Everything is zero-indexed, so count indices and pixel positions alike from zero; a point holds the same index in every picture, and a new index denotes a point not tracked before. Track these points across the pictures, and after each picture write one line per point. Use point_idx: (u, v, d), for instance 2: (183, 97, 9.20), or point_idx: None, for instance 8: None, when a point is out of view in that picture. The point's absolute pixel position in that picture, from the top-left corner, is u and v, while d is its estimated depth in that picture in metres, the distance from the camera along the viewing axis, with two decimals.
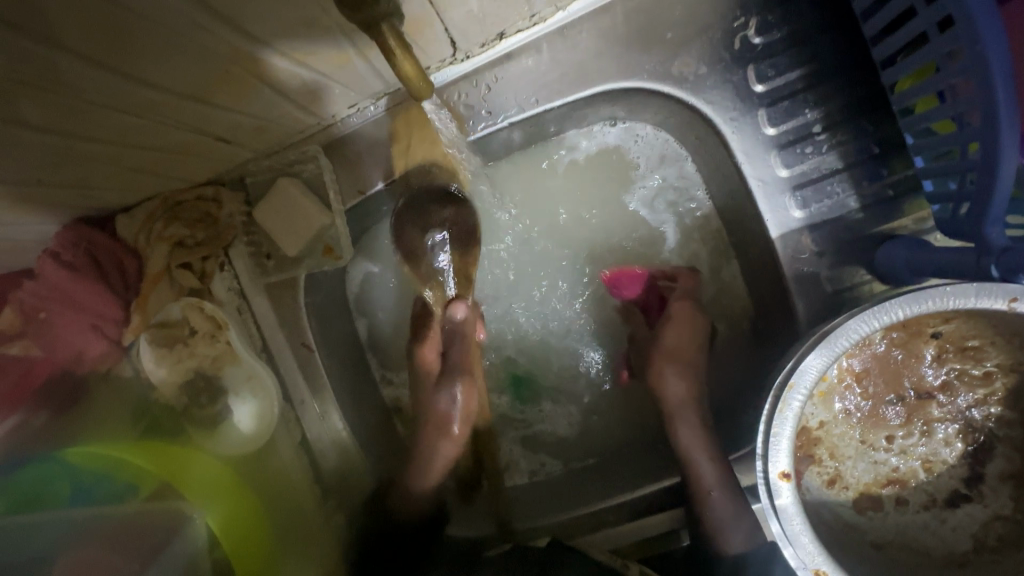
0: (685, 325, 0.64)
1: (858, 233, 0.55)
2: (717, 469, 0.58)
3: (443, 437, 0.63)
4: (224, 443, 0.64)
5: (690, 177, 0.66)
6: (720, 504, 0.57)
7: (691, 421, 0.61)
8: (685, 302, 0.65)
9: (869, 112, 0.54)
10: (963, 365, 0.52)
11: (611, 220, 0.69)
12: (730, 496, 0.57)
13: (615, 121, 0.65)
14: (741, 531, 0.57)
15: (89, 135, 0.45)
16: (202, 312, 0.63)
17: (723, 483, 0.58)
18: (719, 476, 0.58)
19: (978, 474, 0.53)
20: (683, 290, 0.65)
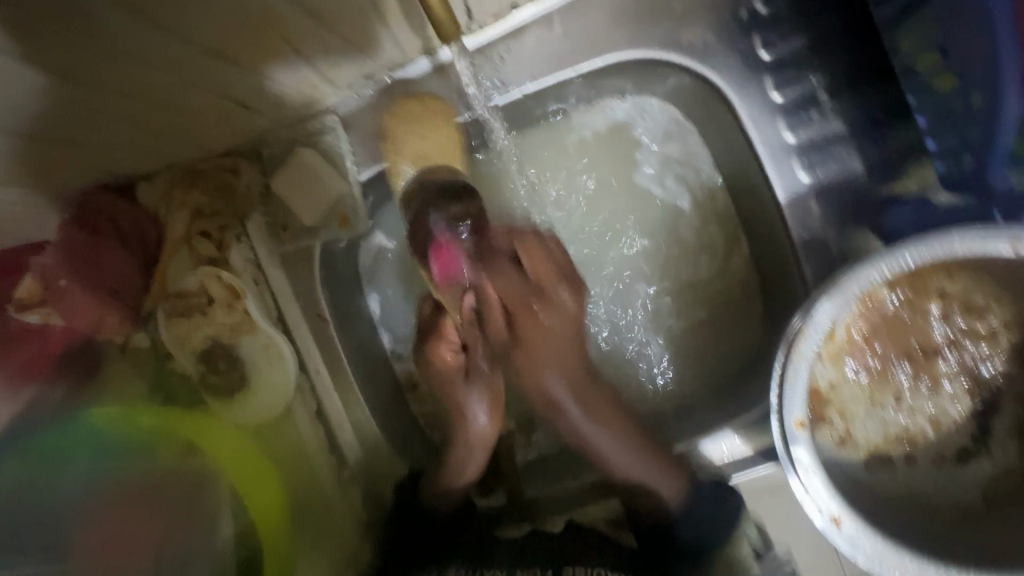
0: (540, 347, 0.56)
1: (864, 197, 0.57)
2: (624, 465, 0.58)
3: (472, 428, 0.62)
4: (237, 409, 0.65)
5: (696, 149, 0.67)
6: (632, 463, 0.58)
7: (585, 416, 0.58)
8: (558, 320, 0.56)
9: (871, 78, 0.56)
10: (968, 322, 0.54)
11: (620, 193, 0.70)
12: (634, 434, 0.59)
13: (624, 95, 0.67)
14: (667, 484, 0.58)
15: (117, 89, 0.46)
16: (220, 281, 0.64)
17: (642, 454, 0.58)
18: (634, 466, 0.58)
19: (985, 430, 0.55)
20: (545, 317, 0.56)
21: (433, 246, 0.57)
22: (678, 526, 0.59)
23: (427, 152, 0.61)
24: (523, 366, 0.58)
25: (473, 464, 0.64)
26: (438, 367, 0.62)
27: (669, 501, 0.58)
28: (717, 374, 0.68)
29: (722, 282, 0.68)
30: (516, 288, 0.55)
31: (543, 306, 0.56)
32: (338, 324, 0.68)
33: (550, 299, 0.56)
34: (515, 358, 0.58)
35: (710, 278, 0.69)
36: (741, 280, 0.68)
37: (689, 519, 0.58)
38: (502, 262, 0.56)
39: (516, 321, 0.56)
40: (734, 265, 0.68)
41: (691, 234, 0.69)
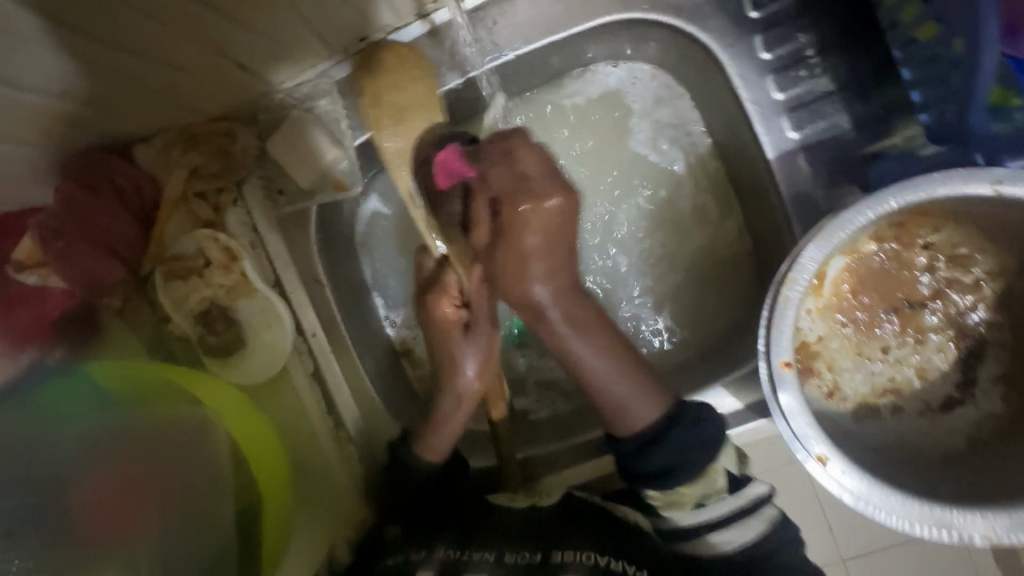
0: (520, 239, 0.52)
1: (850, 154, 0.58)
2: (613, 380, 0.58)
3: (462, 384, 0.64)
4: (238, 372, 0.66)
5: (688, 114, 0.67)
6: (622, 388, 0.58)
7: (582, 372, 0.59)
8: (541, 237, 0.53)
9: (858, 37, 0.57)
10: (953, 273, 0.55)
11: (616, 160, 0.69)
12: (631, 368, 0.59)
13: (617, 60, 0.67)
14: (650, 404, 0.59)
15: (111, 41, 0.47)
16: (217, 243, 0.64)
17: (625, 371, 0.58)
18: (619, 373, 0.58)
19: (970, 379, 0.56)
20: (531, 214, 0.52)
21: (438, 151, 0.58)
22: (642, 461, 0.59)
23: (405, 106, 0.59)
24: (506, 275, 0.54)
25: (461, 410, 0.65)
26: (437, 318, 0.64)
27: (647, 421, 0.59)
28: (709, 334, 0.69)
29: (715, 244, 0.69)
30: (509, 182, 0.53)
31: (535, 212, 0.52)
32: (334, 289, 0.69)
33: (540, 236, 0.55)
34: (497, 255, 0.54)
35: (703, 240, 0.69)
36: (733, 242, 0.69)
37: (670, 444, 0.58)
38: (503, 156, 0.54)
39: (503, 213, 0.52)
40: (726, 227, 0.69)
41: (683, 196, 0.69)
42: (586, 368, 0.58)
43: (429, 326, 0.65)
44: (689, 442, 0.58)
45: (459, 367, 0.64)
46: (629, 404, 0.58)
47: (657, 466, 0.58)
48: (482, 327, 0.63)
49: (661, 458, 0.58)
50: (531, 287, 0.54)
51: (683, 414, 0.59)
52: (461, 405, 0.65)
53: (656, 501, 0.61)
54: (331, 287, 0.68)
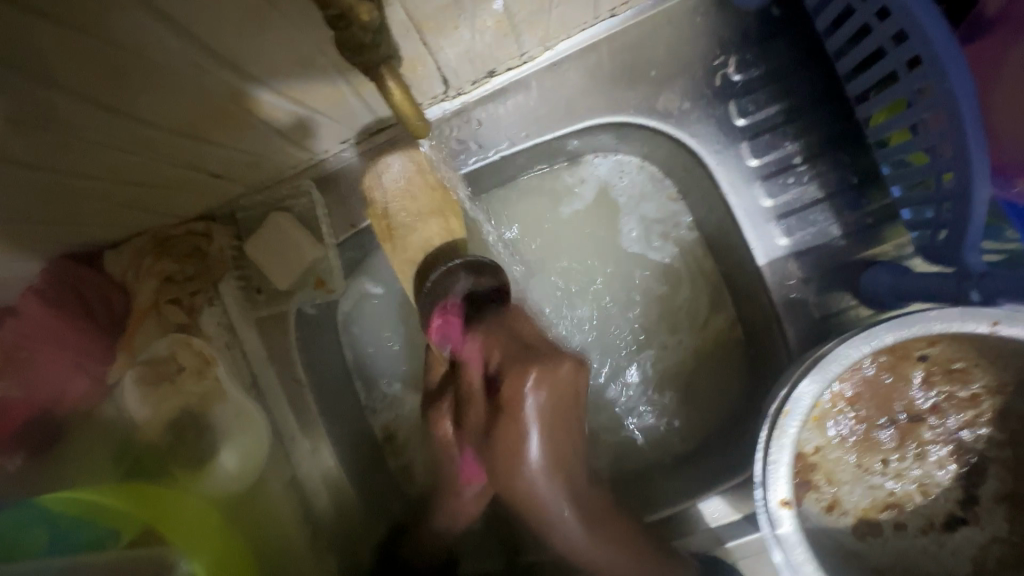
0: (519, 423, 0.48)
1: (843, 259, 0.57)
2: (585, 543, 0.55)
3: (460, 504, 0.64)
4: (209, 484, 0.61)
5: (675, 205, 0.66)
6: (603, 559, 0.56)
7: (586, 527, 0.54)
8: (546, 436, 0.49)
9: (846, 146, 0.57)
10: (951, 387, 0.53)
11: (604, 251, 0.68)
12: (619, 556, 0.56)
13: (606, 152, 0.65)
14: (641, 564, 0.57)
15: (84, 173, 0.45)
16: (190, 348, 0.61)
17: (607, 542, 0.55)
18: (603, 546, 0.55)
19: (972, 496, 0.54)
20: (517, 388, 0.48)
21: (435, 314, 0.54)
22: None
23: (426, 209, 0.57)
24: (506, 442, 0.49)
25: (455, 522, 0.65)
26: (440, 437, 0.62)
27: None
28: (703, 432, 0.66)
29: (713, 340, 0.67)
30: (512, 351, 0.51)
31: (544, 378, 0.48)
32: (314, 388, 0.66)
33: (552, 368, 0.49)
34: (497, 424, 0.50)
35: (696, 334, 0.67)
36: (727, 338, 0.66)
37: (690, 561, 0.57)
38: (500, 323, 0.54)
39: (505, 394, 0.49)
40: (718, 323, 0.66)
41: (675, 287, 0.67)
42: (575, 549, 0.56)
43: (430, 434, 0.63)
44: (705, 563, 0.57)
45: (455, 484, 0.63)
46: (599, 547, 0.55)
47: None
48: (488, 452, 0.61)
49: None
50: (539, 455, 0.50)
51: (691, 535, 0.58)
52: (457, 511, 0.65)
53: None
54: (310, 387, 0.66)
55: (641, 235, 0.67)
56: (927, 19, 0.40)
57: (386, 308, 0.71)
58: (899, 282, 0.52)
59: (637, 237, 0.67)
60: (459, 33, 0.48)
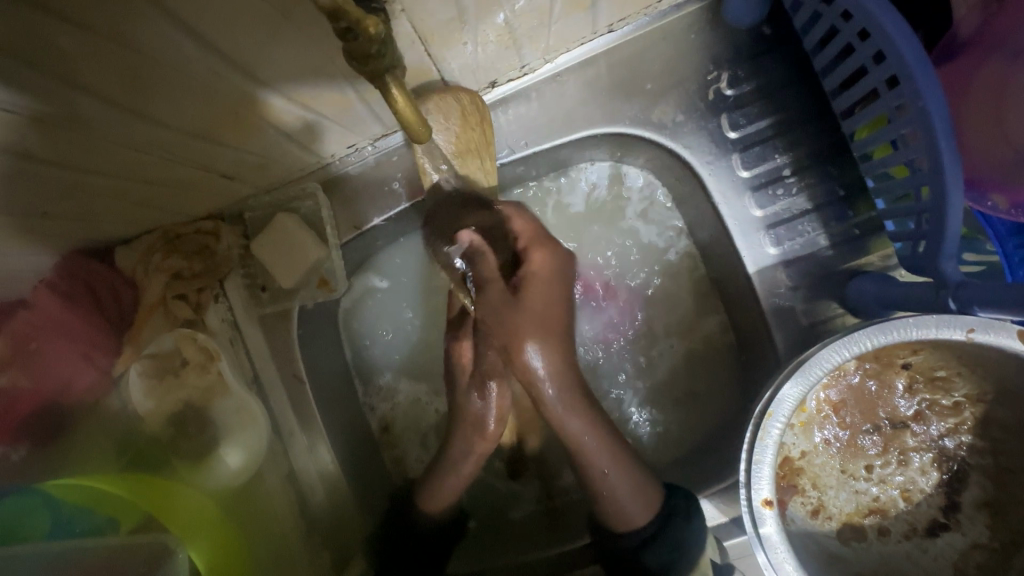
0: (537, 304, 0.59)
1: (830, 268, 0.59)
2: (592, 445, 0.59)
3: (479, 439, 0.63)
4: (209, 477, 0.63)
5: (665, 210, 0.68)
6: (623, 488, 0.59)
7: (599, 444, 0.59)
8: (541, 305, 0.59)
9: (835, 159, 0.59)
10: (933, 396, 0.55)
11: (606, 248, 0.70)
12: (628, 471, 0.59)
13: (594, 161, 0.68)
14: (644, 502, 0.59)
15: (99, 171, 0.47)
16: (195, 343, 0.63)
17: (616, 458, 0.59)
18: (608, 450, 0.59)
19: (954, 503, 0.55)
20: (543, 262, 0.60)
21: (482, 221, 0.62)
22: (642, 556, 0.59)
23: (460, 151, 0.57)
24: (508, 333, 0.58)
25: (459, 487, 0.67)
26: (458, 365, 0.65)
27: (641, 521, 0.58)
28: (695, 435, 0.68)
29: (705, 346, 0.68)
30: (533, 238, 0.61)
31: (553, 265, 0.60)
32: (314, 385, 0.67)
33: (549, 264, 0.60)
34: (510, 319, 0.58)
35: (688, 339, 0.69)
36: (719, 344, 0.68)
37: (665, 538, 0.57)
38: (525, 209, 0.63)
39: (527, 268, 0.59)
40: (710, 328, 0.68)
41: (667, 293, 0.69)
42: (588, 452, 0.59)
43: (450, 366, 0.66)
44: (684, 539, 0.57)
45: (479, 422, 0.63)
46: (609, 464, 0.59)
47: (656, 561, 0.58)
48: (486, 398, 0.62)
49: (656, 560, 0.58)
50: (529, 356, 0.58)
51: (676, 507, 0.58)
52: (471, 452, 0.64)
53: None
54: (311, 384, 0.67)
55: (636, 237, 0.69)
56: (903, 42, 0.42)
57: (387, 301, 0.74)
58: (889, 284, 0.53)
59: (632, 239, 0.69)
60: (461, 44, 0.50)
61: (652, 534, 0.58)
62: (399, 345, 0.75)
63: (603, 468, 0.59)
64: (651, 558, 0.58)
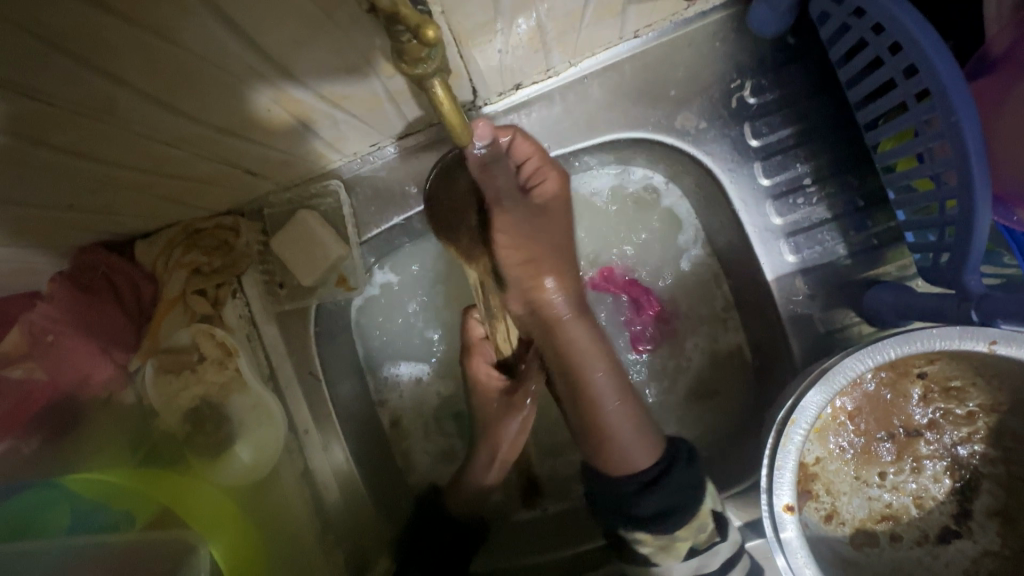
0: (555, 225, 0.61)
1: (847, 277, 0.60)
2: (602, 376, 0.60)
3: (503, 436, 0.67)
4: (225, 471, 0.64)
5: (679, 207, 0.68)
6: (628, 430, 0.58)
7: (607, 378, 0.60)
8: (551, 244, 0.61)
9: (855, 169, 0.60)
10: (947, 405, 0.56)
11: (639, 241, 0.70)
12: (629, 416, 0.58)
13: (599, 166, 0.68)
14: (644, 451, 0.57)
15: (129, 165, 0.47)
16: (213, 338, 0.63)
17: (623, 397, 0.60)
18: (619, 387, 0.60)
19: (966, 510, 0.56)
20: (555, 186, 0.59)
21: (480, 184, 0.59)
22: (638, 502, 0.55)
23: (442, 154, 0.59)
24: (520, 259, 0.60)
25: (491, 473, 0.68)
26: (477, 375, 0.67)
27: (639, 468, 0.57)
28: (707, 439, 0.69)
29: (718, 352, 0.69)
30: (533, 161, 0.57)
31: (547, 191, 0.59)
32: (329, 382, 0.68)
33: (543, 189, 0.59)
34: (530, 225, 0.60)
35: (703, 343, 0.69)
36: (733, 350, 0.69)
37: (670, 480, 0.55)
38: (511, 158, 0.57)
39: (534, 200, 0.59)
40: (726, 333, 0.68)
41: (684, 297, 0.69)
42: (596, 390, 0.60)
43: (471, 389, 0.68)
44: (687, 484, 0.56)
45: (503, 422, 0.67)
46: (619, 397, 0.59)
47: (654, 507, 0.55)
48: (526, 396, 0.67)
49: (651, 508, 0.55)
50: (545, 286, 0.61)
51: (681, 453, 0.58)
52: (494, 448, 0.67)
53: (646, 547, 0.55)
54: (326, 381, 0.67)
55: (658, 232, 0.69)
56: (938, 57, 0.42)
57: (398, 298, 0.73)
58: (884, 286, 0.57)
59: (657, 232, 0.69)
60: (493, 47, 0.50)
61: (656, 477, 0.56)
62: (414, 344, 0.75)
63: (615, 403, 0.59)
64: (651, 504, 0.55)
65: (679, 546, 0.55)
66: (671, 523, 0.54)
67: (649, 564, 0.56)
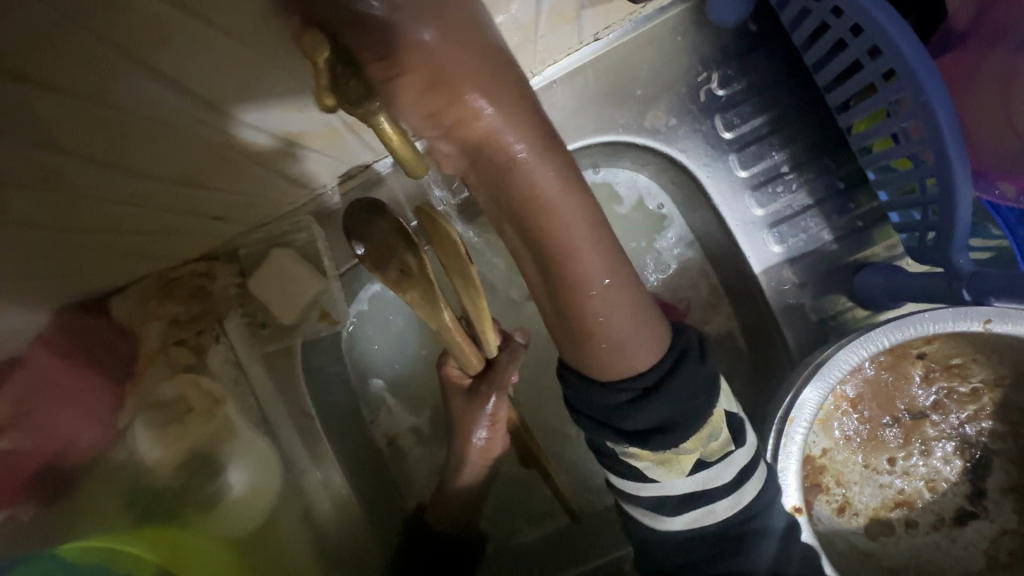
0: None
1: (836, 262, 0.59)
2: (599, 282, 0.37)
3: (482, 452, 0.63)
4: (224, 522, 0.61)
5: (662, 206, 0.63)
6: (623, 322, 0.38)
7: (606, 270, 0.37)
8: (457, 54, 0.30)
9: (831, 152, 0.58)
10: (950, 383, 0.55)
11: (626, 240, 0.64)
12: (629, 304, 0.38)
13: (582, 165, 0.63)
14: (648, 349, 0.39)
15: (89, 227, 0.46)
16: (199, 387, 0.64)
17: (613, 272, 0.37)
18: (604, 258, 0.37)
19: (980, 490, 0.55)
20: None
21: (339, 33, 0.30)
22: (631, 418, 0.40)
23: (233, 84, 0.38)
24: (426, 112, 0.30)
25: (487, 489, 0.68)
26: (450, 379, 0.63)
27: (642, 370, 0.39)
28: None
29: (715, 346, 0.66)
30: None
31: None
32: (323, 419, 0.67)
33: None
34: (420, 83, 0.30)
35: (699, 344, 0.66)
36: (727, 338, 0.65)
37: (674, 387, 0.39)
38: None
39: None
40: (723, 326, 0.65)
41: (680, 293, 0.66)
42: (591, 288, 0.37)
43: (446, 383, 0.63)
44: (699, 384, 0.40)
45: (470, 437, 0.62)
46: (609, 272, 0.37)
47: (650, 423, 0.40)
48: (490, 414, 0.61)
49: (650, 419, 0.40)
50: (476, 110, 0.31)
51: (687, 346, 0.41)
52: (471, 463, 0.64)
53: (641, 462, 0.42)
54: (320, 419, 0.67)
55: (643, 234, 0.64)
56: (900, 36, 0.41)
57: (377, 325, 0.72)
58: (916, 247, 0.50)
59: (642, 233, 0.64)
60: None
61: (657, 385, 0.39)
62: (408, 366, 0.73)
63: (602, 287, 0.37)
64: (647, 416, 0.40)
65: (683, 461, 0.42)
66: (672, 435, 0.40)
67: (642, 481, 0.43)
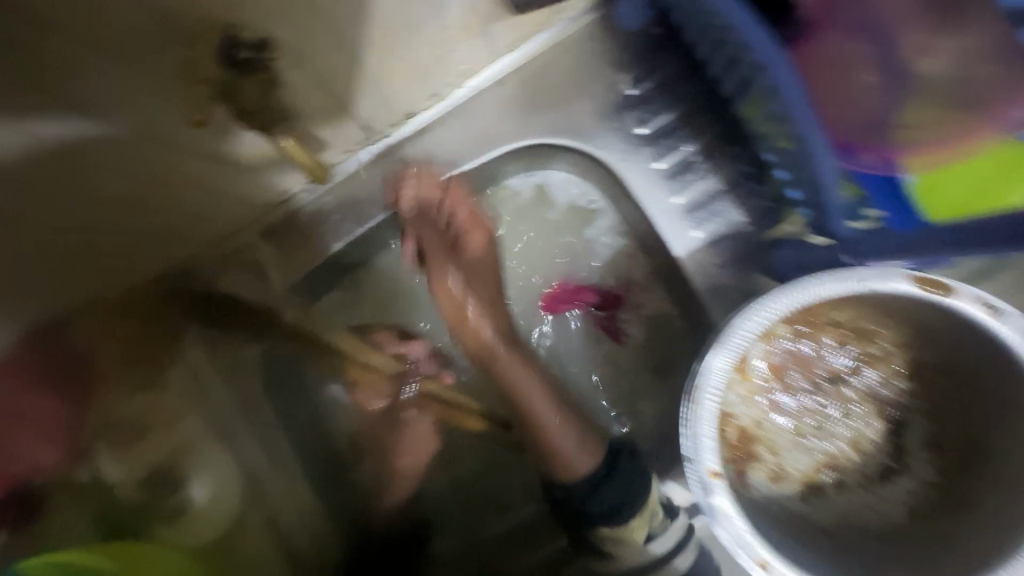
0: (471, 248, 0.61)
1: (753, 241, 0.63)
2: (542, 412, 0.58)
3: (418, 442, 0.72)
4: (184, 534, 0.60)
5: (592, 200, 0.66)
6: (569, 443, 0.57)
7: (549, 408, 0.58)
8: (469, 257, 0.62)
9: (738, 140, 0.63)
10: (862, 347, 0.58)
11: (556, 237, 0.67)
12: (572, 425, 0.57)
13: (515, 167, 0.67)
14: (588, 451, 0.57)
15: None
16: (158, 404, 0.65)
17: (558, 408, 0.58)
18: (550, 402, 0.58)
19: (901, 447, 0.57)
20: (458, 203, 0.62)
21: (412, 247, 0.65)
22: (590, 504, 0.55)
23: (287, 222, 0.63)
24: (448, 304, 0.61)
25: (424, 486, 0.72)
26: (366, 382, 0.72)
27: (586, 470, 0.56)
28: None
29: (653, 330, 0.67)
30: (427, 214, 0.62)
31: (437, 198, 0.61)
32: None
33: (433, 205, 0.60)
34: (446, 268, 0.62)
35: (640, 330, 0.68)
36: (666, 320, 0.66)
37: (615, 478, 0.56)
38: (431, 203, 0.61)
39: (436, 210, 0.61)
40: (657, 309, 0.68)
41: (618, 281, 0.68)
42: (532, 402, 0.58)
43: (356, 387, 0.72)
44: (637, 488, 0.56)
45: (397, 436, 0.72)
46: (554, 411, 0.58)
47: (602, 505, 0.55)
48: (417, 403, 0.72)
49: (600, 505, 0.55)
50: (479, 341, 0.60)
51: (620, 445, 0.59)
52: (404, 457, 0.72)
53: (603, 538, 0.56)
54: None
55: (575, 229, 0.67)
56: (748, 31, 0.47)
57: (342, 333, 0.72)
58: (818, 220, 0.54)
59: (574, 228, 0.67)
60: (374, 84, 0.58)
61: (602, 476, 0.56)
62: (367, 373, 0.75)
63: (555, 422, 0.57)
64: (603, 499, 0.55)
65: (636, 535, 0.56)
66: (618, 518, 0.55)
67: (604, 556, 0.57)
